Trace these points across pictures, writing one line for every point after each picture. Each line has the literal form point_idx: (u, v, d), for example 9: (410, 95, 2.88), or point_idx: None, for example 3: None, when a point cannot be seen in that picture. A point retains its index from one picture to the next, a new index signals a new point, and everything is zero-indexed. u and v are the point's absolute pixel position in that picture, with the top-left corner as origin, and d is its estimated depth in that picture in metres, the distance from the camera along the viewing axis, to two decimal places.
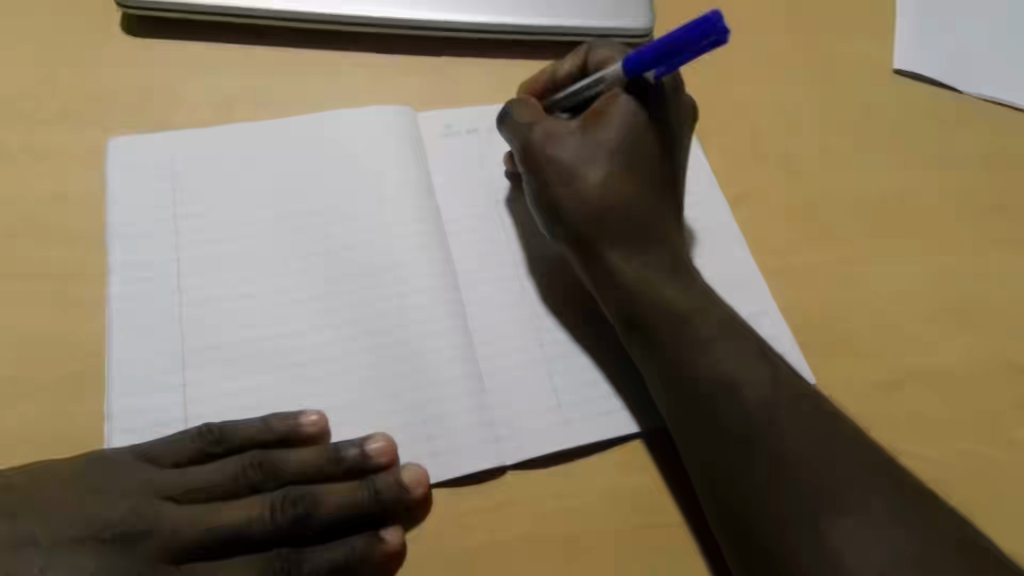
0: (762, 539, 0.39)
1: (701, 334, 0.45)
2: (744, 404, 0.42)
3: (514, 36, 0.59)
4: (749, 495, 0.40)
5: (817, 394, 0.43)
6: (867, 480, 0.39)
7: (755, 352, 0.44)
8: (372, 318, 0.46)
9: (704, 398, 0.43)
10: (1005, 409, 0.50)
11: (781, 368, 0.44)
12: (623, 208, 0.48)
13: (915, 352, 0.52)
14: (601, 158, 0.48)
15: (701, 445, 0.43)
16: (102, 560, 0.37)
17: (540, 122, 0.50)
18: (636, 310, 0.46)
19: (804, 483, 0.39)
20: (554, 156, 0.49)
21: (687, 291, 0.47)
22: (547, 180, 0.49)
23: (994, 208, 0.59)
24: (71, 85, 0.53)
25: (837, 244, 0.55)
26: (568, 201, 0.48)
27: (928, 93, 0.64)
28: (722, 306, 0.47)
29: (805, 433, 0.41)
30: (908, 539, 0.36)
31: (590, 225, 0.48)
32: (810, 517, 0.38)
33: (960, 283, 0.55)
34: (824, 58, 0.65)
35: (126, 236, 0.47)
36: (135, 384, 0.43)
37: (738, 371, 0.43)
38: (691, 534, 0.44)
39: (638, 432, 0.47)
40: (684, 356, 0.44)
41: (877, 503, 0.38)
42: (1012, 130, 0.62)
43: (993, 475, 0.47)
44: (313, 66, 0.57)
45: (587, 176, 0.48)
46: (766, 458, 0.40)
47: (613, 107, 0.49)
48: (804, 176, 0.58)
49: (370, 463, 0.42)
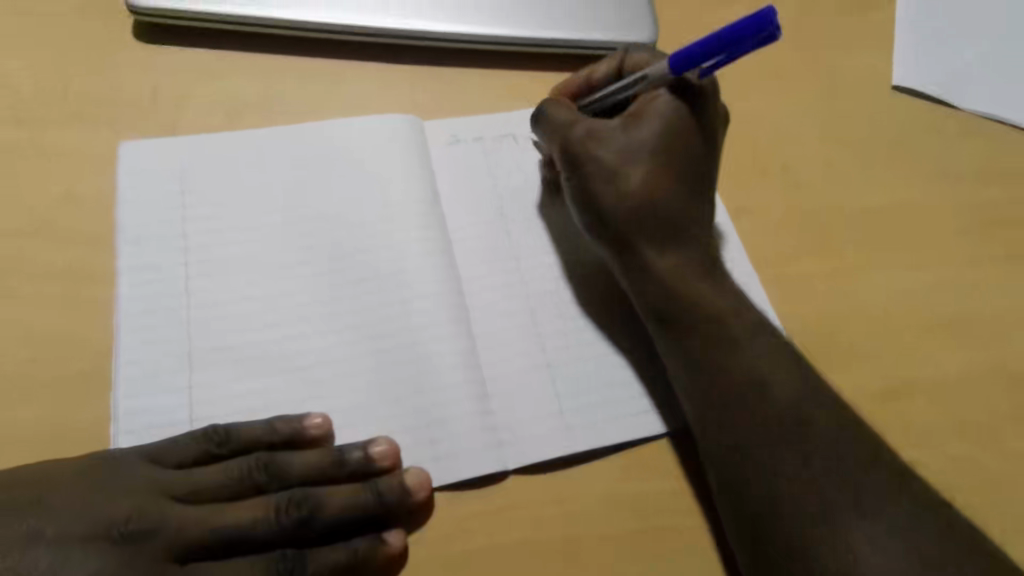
0: (779, 534, 0.40)
1: (738, 334, 0.46)
2: (780, 402, 0.43)
3: (518, 48, 0.60)
4: (774, 489, 0.41)
5: (840, 399, 0.44)
6: (881, 474, 0.41)
7: (788, 355, 0.45)
8: (377, 323, 0.47)
9: (741, 395, 0.44)
10: (1000, 421, 0.50)
11: (808, 371, 0.45)
12: (659, 208, 0.49)
13: (910, 363, 0.52)
14: (642, 157, 0.50)
15: (728, 441, 0.43)
16: (107, 558, 0.38)
17: (581, 122, 0.51)
18: (667, 308, 0.47)
19: (828, 476, 0.40)
20: (597, 155, 0.50)
21: (722, 291, 0.48)
22: (590, 177, 0.50)
23: (991, 222, 0.59)
24: (83, 89, 0.54)
25: (835, 255, 0.56)
26: (610, 201, 0.49)
27: (927, 108, 0.64)
28: (754, 309, 0.48)
29: (831, 437, 0.42)
30: (921, 544, 0.38)
31: (631, 223, 0.49)
32: (832, 510, 0.39)
33: (958, 293, 0.55)
34: (826, 71, 0.65)
35: (135, 238, 0.48)
36: (143, 384, 0.44)
37: (769, 369, 0.44)
38: (708, 532, 0.45)
39: (665, 431, 0.48)
40: (719, 353, 0.45)
41: (893, 506, 0.39)
42: (1008, 146, 0.63)
43: (988, 487, 0.48)
44: (319, 74, 0.58)
45: (629, 176, 0.49)
46: (796, 457, 0.41)
47: (652, 106, 0.51)
48: (802, 186, 0.59)
49: (373, 466, 0.42)
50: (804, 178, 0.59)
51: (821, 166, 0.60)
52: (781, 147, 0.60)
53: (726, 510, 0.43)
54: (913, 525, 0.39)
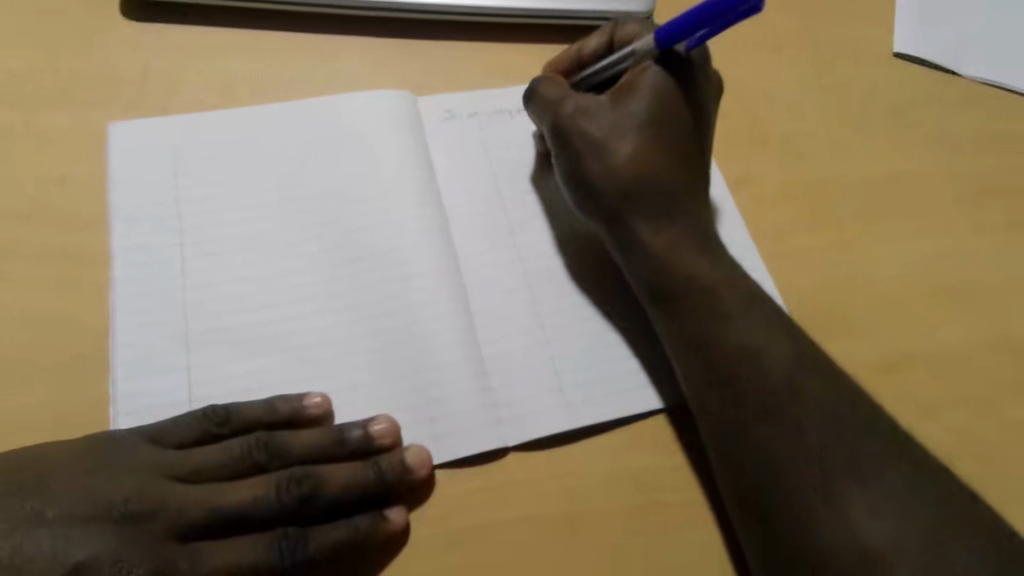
0: (779, 504, 0.40)
1: (726, 309, 0.45)
2: (771, 374, 0.43)
3: (514, 20, 0.59)
4: (773, 461, 0.41)
5: (839, 370, 0.44)
6: (876, 444, 0.41)
7: (779, 326, 0.45)
8: (377, 301, 0.47)
9: (731, 372, 0.43)
10: (1001, 390, 0.50)
11: (801, 340, 0.45)
12: (648, 183, 0.48)
13: (912, 334, 0.51)
14: (631, 132, 0.49)
15: (723, 415, 0.43)
16: (110, 539, 0.38)
17: (570, 98, 0.51)
18: (660, 286, 0.47)
19: (826, 447, 0.40)
20: (586, 131, 0.50)
21: (715, 265, 0.48)
22: (579, 154, 0.50)
23: (993, 191, 0.58)
24: (71, 70, 0.53)
25: (835, 227, 0.55)
26: (598, 176, 0.49)
27: (929, 75, 0.63)
28: (745, 282, 0.47)
29: (829, 408, 0.42)
30: (922, 511, 0.38)
31: (620, 200, 0.48)
32: (832, 480, 0.39)
33: (960, 264, 0.55)
34: (827, 40, 0.64)
35: (128, 220, 0.47)
36: (142, 365, 0.43)
37: (763, 341, 0.44)
38: (709, 508, 0.45)
39: (662, 407, 0.47)
40: (711, 325, 0.45)
41: (893, 474, 0.39)
42: (1011, 113, 0.62)
43: (989, 456, 0.48)
44: (311, 51, 0.56)
45: (618, 152, 0.49)
46: (791, 430, 0.41)
47: (641, 78, 0.50)
48: (803, 158, 0.58)
49: (373, 445, 0.42)
50: (804, 150, 0.58)
51: (822, 138, 0.59)
52: (780, 118, 0.59)
53: (725, 484, 0.43)
54: (911, 492, 0.39)
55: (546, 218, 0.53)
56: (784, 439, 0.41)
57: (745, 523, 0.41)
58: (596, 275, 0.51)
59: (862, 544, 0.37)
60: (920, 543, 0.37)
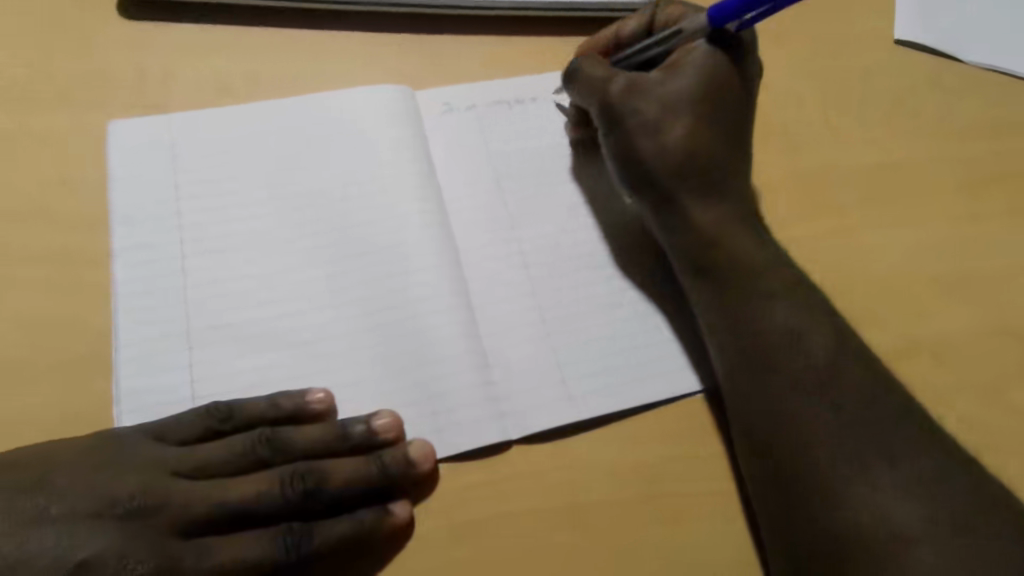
0: (811, 487, 0.40)
1: (768, 290, 0.45)
2: (815, 356, 0.43)
3: (510, 12, 0.59)
4: (810, 443, 0.41)
5: (872, 357, 0.44)
6: (910, 428, 0.41)
7: (821, 309, 0.45)
8: (378, 297, 0.47)
9: (778, 350, 0.44)
10: (1005, 375, 0.50)
11: (840, 325, 0.45)
12: (700, 161, 0.49)
13: (914, 321, 0.51)
14: (682, 109, 0.49)
15: (761, 399, 0.43)
16: (114, 536, 0.38)
17: (618, 76, 0.51)
18: (710, 265, 0.47)
19: (859, 430, 0.41)
20: (638, 108, 0.49)
21: (761, 247, 0.48)
22: (631, 133, 0.50)
23: (995, 176, 0.58)
24: (68, 71, 0.52)
25: (836, 215, 0.55)
26: (650, 155, 0.49)
27: (929, 62, 0.63)
28: (789, 266, 0.47)
29: (865, 393, 0.42)
30: (950, 497, 0.38)
31: (673, 179, 0.48)
32: (864, 461, 0.40)
33: (963, 250, 0.54)
34: (826, 28, 0.63)
35: (128, 219, 0.47)
36: (146, 363, 0.43)
37: (805, 324, 0.44)
38: (737, 493, 0.45)
39: (699, 390, 0.48)
40: (754, 306, 0.45)
41: (926, 460, 0.40)
42: (1012, 99, 0.61)
43: (994, 440, 0.47)
44: (308, 48, 0.56)
45: (670, 129, 0.49)
46: (830, 414, 0.41)
47: (691, 57, 0.50)
48: (805, 147, 0.58)
49: (377, 439, 0.42)
50: (806, 138, 0.58)
51: (824, 126, 0.59)
52: (781, 107, 0.59)
53: (756, 467, 0.43)
54: (945, 477, 0.39)
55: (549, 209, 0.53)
56: (818, 424, 0.41)
57: (773, 504, 0.41)
58: (602, 264, 0.51)
59: (889, 527, 0.38)
60: (946, 529, 0.37)
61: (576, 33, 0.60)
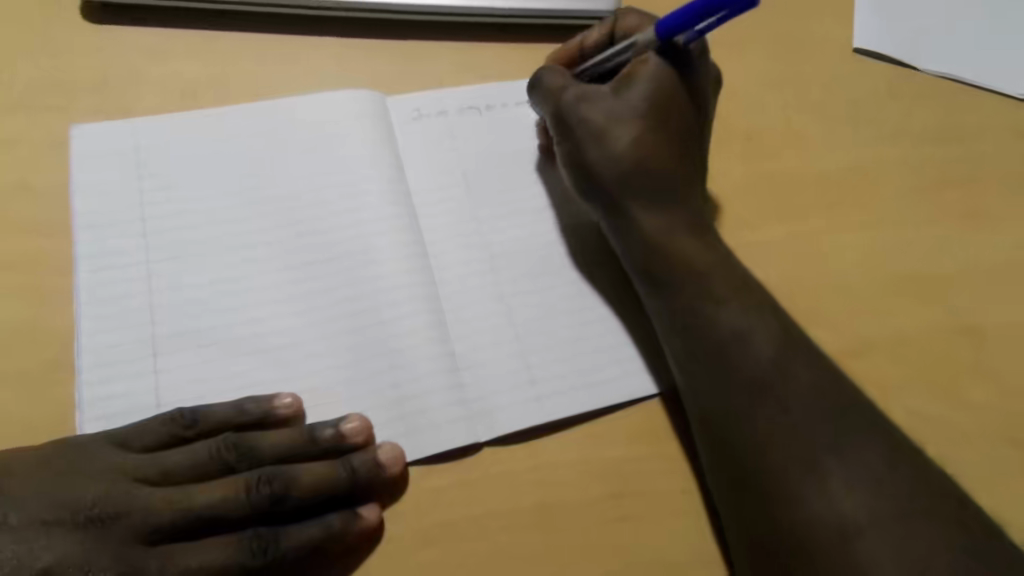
0: (762, 481, 0.41)
1: (718, 292, 0.47)
2: (761, 356, 0.44)
3: (482, 19, 0.59)
4: (757, 439, 0.42)
5: (820, 356, 0.45)
6: (856, 423, 0.42)
7: (770, 309, 0.47)
8: (349, 301, 0.47)
9: (724, 350, 0.45)
10: (961, 373, 0.52)
11: (790, 325, 0.46)
12: (648, 168, 0.50)
13: (873, 321, 0.53)
14: (627, 119, 0.50)
15: (713, 398, 0.44)
16: (78, 542, 0.38)
17: (570, 86, 0.52)
18: (662, 269, 0.48)
19: (804, 426, 0.42)
20: (586, 118, 0.51)
21: (709, 250, 0.49)
22: (580, 141, 0.51)
23: (953, 181, 0.60)
24: (30, 74, 0.52)
25: (798, 219, 0.56)
26: (598, 163, 0.50)
27: (888, 71, 0.64)
28: (740, 269, 0.48)
29: (811, 391, 0.43)
30: (896, 487, 0.40)
31: (619, 186, 0.50)
32: (811, 454, 0.41)
33: (920, 252, 0.56)
34: (791, 37, 0.65)
35: (92, 224, 0.47)
36: (110, 369, 0.43)
37: (753, 325, 0.45)
38: (699, 489, 0.46)
39: (659, 392, 0.49)
40: (703, 307, 0.46)
41: (872, 453, 0.41)
42: (969, 106, 0.63)
43: (949, 435, 0.49)
44: (276, 52, 0.56)
45: (617, 137, 0.50)
46: (776, 410, 0.43)
47: (642, 68, 0.51)
48: (766, 152, 0.59)
49: (345, 444, 0.43)
50: (767, 144, 0.59)
51: (786, 132, 0.60)
52: (743, 113, 0.60)
53: (711, 463, 0.44)
54: (891, 467, 0.40)
55: (518, 214, 0.53)
56: (764, 419, 0.43)
57: (730, 499, 0.43)
58: (567, 268, 0.52)
59: (834, 517, 0.39)
60: (891, 518, 0.38)
61: (547, 39, 0.61)
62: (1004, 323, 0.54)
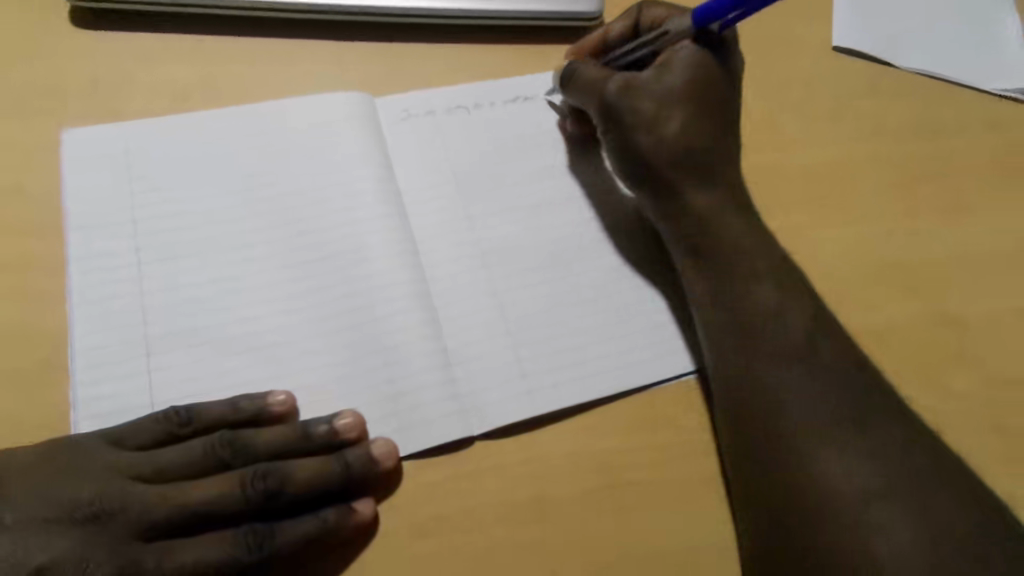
0: (783, 455, 0.42)
1: (756, 269, 0.48)
2: (794, 334, 0.45)
3: (467, 21, 0.60)
4: (786, 415, 0.43)
5: (845, 340, 0.46)
6: (876, 402, 0.43)
7: (804, 292, 0.48)
8: (342, 299, 0.47)
9: (760, 328, 0.46)
10: (943, 360, 0.53)
11: (817, 308, 0.48)
12: (692, 153, 0.50)
13: (859, 311, 0.54)
14: (676, 104, 0.51)
15: (748, 377, 0.45)
16: (76, 539, 0.39)
17: (613, 77, 0.53)
18: (709, 249, 0.49)
19: (830, 402, 0.43)
20: (635, 107, 0.51)
21: (748, 231, 0.50)
22: (630, 130, 0.51)
23: (931, 174, 0.61)
24: (17, 78, 0.52)
25: (783, 214, 0.58)
26: (649, 148, 0.51)
27: (867, 68, 0.66)
28: (778, 249, 0.50)
29: (839, 371, 0.44)
30: (908, 461, 0.41)
31: (673, 169, 0.50)
32: (833, 431, 0.42)
33: (902, 244, 0.58)
34: (771, 36, 0.66)
35: (84, 226, 0.47)
36: (99, 371, 0.43)
37: (784, 307, 0.46)
38: (690, 477, 0.47)
39: (649, 384, 0.49)
40: (740, 287, 0.47)
41: (894, 429, 0.42)
42: (945, 101, 0.65)
43: (934, 421, 0.51)
44: (266, 55, 0.57)
45: (667, 122, 0.51)
46: (799, 385, 0.44)
47: (676, 58, 0.51)
48: (750, 147, 0.60)
49: (338, 440, 0.43)
50: (752, 140, 0.61)
51: (768, 128, 0.62)
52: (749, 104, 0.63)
53: (733, 446, 0.45)
54: (909, 443, 0.42)
55: (511, 211, 0.54)
56: (793, 399, 0.43)
57: (750, 475, 0.44)
58: (561, 263, 0.53)
59: (843, 489, 0.40)
60: (898, 490, 0.40)
61: (533, 39, 0.62)
62: (982, 310, 0.55)
